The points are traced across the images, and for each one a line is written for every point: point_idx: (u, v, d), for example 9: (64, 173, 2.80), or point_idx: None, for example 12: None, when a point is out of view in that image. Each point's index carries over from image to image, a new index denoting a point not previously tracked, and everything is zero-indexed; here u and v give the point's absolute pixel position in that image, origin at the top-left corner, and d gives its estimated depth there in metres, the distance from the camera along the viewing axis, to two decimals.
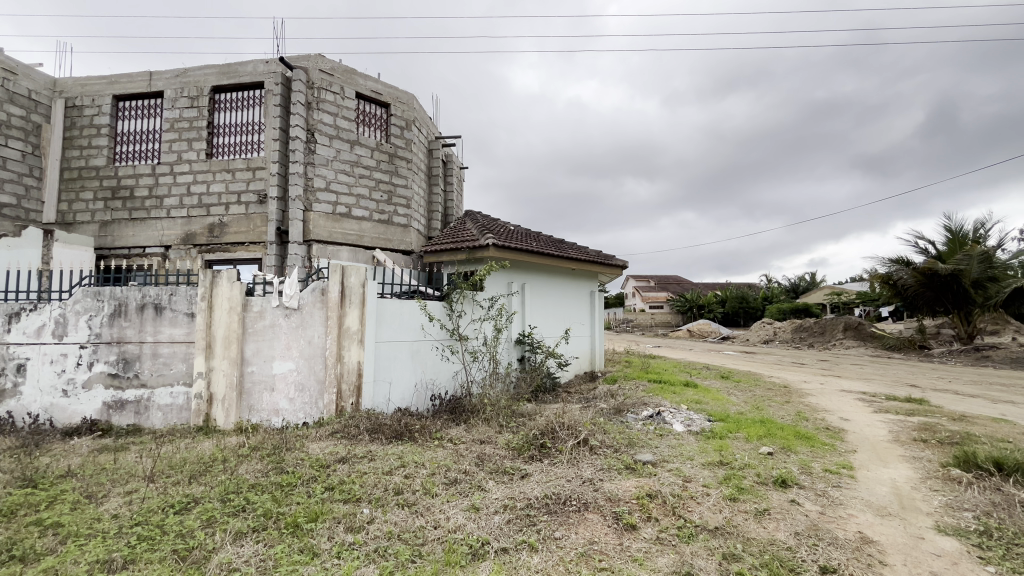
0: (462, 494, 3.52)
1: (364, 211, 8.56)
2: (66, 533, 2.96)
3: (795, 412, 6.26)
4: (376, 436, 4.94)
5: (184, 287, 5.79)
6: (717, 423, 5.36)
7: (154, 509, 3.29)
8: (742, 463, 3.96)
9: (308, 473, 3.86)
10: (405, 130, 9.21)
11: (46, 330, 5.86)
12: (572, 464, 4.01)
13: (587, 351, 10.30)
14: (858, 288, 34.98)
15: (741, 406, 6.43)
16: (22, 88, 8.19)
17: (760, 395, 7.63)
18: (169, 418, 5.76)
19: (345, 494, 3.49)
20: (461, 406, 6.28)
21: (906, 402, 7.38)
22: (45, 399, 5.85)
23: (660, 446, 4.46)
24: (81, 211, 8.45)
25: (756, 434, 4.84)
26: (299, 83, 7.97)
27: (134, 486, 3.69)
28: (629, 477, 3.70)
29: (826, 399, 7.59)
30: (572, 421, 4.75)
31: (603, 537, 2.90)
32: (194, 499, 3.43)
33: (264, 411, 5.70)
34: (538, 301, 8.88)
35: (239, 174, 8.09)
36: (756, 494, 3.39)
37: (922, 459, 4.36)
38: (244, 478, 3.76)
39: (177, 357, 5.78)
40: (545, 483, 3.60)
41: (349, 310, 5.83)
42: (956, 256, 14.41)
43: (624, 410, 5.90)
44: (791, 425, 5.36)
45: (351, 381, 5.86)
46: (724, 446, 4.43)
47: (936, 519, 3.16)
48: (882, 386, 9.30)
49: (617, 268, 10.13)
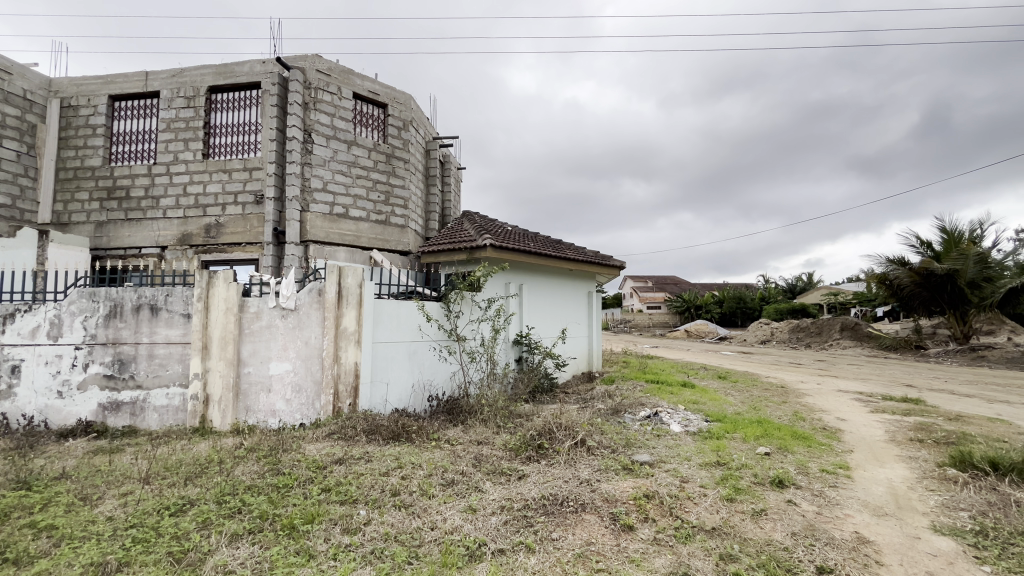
0: (458, 495, 3.52)
1: (361, 211, 8.55)
2: (60, 535, 2.94)
3: (791, 412, 6.28)
4: (372, 437, 4.93)
5: (179, 288, 5.77)
6: (714, 423, 5.37)
7: (150, 510, 3.27)
8: (739, 464, 3.96)
9: (304, 474, 3.85)
10: (403, 130, 9.20)
11: (41, 331, 5.83)
12: (569, 465, 4.00)
13: (585, 351, 10.30)
14: (855, 288, 35.16)
15: (737, 406, 6.44)
16: (17, 88, 8.15)
17: (757, 395, 7.65)
18: (165, 419, 5.73)
19: (341, 495, 3.48)
20: (459, 407, 6.28)
21: (902, 402, 7.42)
22: (40, 401, 5.82)
23: (657, 447, 4.45)
24: (76, 212, 8.41)
25: (753, 434, 4.84)
26: (296, 83, 7.96)
27: (129, 488, 3.66)
28: (626, 478, 3.70)
29: (823, 399, 7.61)
30: (570, 421, 4.74)
31: (601, 538, 2.89)
32: (190, 501, 3.42)
33: (260, 412, 5.69)
34: (536, 301, 8.89)
35: (235, 174, 8.05)
36: (753, 494, 3.39)
37: (918, 458, 4.38)
38: (240, 480, 3.75)
39: (173, 358, 5.76)
40: (542, 484, 3.59)
41: (346, 311, 5.83)
42: (951, 256, 14.49)
43: (622, 410, 5.91)
44: (788, 425, 5.37)
45: (348, 381, 5.86)
46: (721, 446, 4.44)
47: (932, 519, 3.16)
48: (879, 386, 9.32)
49: (615, 269, 10.13)
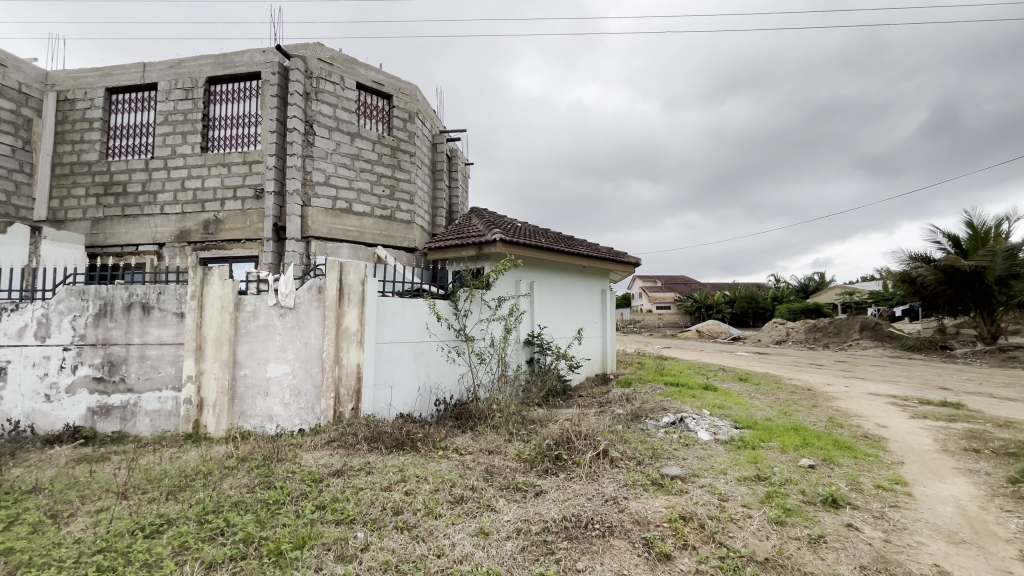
0: (468, 515, 3.10)
1: (365, 206, 8.20)
2: (17, 562, 2.60)
3: (826, 418, 5.81)
4: (375, 446, 4.55)
5: (173, 285, 5.46)
6: (746, 431, 4.91)
7: (122, 532, 2.91)
8: (783, 479, 3.51)
9: (297, 489, 3.48)
10: (409, 122, 8.85)
11: (28, 331, 5.55)
12: (592, 479, 3.57)
13: (599, 352, 9.85)
14: (872, 288, 34.45)
15: (767, 411, 5.97)
16: (12, 81, 7.91)
17: (785, 399, 7.17)
18: (156, 425, 5.41)
19: (337, 514, 3.10)
20: (467, 412, 5.88)
21: (941, 406, 6.90)
22: (26, 405, 5.52)
23: (687, 459, 4.01)
24: (72, 208, 8.13)
25: (792, 443, 4.38)
26: (296, 72, 7.61)
27: (105, 504, 3.32)
28: (657, 496, 3.27)
29: (856, 403, 7.13)
30: (590, 429, 4.32)
31: (634, 570, 2.48)
32: (168, 521, 3.06)
33: (257, 417, 5.33)
34: (549, 300, 8.47)
35: (235, 168, 7.74)
36: (806, 516, 2.94)
37: (981, 472, 3.92)
38: (226, 495, 3.39)
39: (165, 360, 5.44)
40: (563, 502, 3.18)
41: (347, 310, 5.46)
42: (978, 254, 13.87)
43: (643, 416, 5.49)
44: (828, 433, 4.91)
45: (350, 385, 5.48)
46: (758, 457, 3.99)
47: (1020, 547, 2.72)
48: (912, 389, 8.82)
49: (630, 266, 9.68)
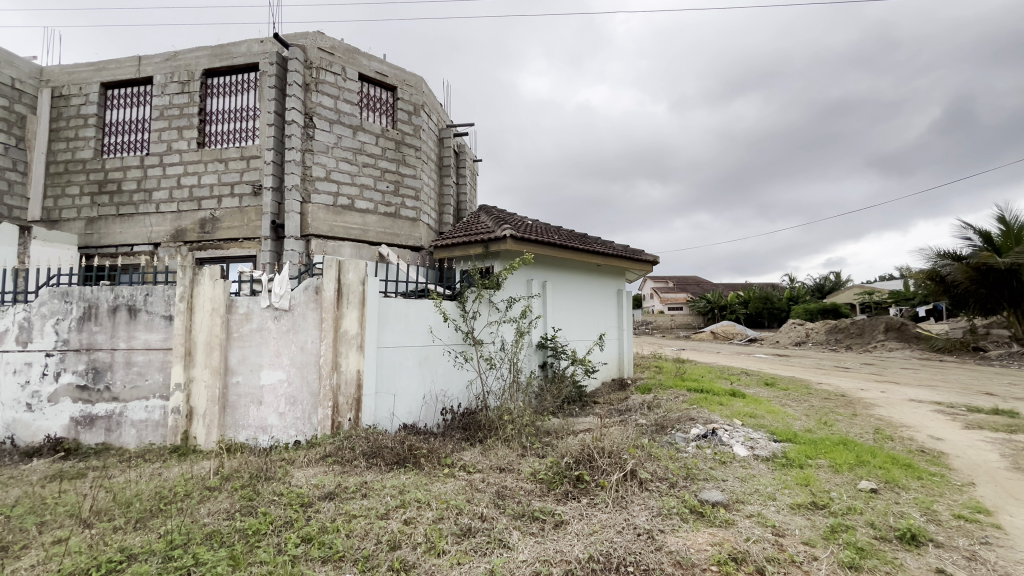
0: (477, 552, 2.64)
1: (368, 203, 7.81)
2: None
3: (871, 429, 5.24)
4: (374, 462, 4.11)
5: (161, 286, 5.08)
6: (786, 445, 4.40)
7: (73, 573, 2.49)
8: (844, 507, 3.00)
9: (282, 516, 3.05)
10: (414, 115, 8.45)
11: (10, 336, 5.22)
12: (620, 507, 3.09)
13: (615, 356, 9.34)
14: (890, 287, 33.37)
15: (804, 421, 5.43)
16: (6, 77, 7.65)
17: (820, 407, 6.61)
18: (143, 436, 5.02)
19: (324, 551, 2.65)
20: (476, 423, 5.41)
21: (995, 415, 6.28)
22: (8, 414, 5.19)
23: (726, 480, 3.51)
24: (66, 207, 7.84)
25: (845, 461, 3.85)
26: (295, 61, 7.24)
27: (65, 534, 2.92)
28: (698, 530, 2.77)
29: (898, 411, 6.55)
30: (614, 444, 3.82)
31: None
32: (130, 556, 2.63)
33: (250, 427, 4.93)
34: (562, 300, 8.00)
35: (232, 163, 7.39)
36: (885, 559, 2.43)
37: None
38: (200, 524, 2.96)
39: (153, 367, 5.05)
40: (588, 537, 2.70)
41: (346, 311, 5.04)
42: (1014, 251, 13.10)
43: (669, 427, 5.00)
44: (880, 448, 4.37)
45: (349, 394, 5.04)
46: (809, 479, 3.47)
47: None
48: (954, 395, 8.18)
49: (647, 265, 9.17)
